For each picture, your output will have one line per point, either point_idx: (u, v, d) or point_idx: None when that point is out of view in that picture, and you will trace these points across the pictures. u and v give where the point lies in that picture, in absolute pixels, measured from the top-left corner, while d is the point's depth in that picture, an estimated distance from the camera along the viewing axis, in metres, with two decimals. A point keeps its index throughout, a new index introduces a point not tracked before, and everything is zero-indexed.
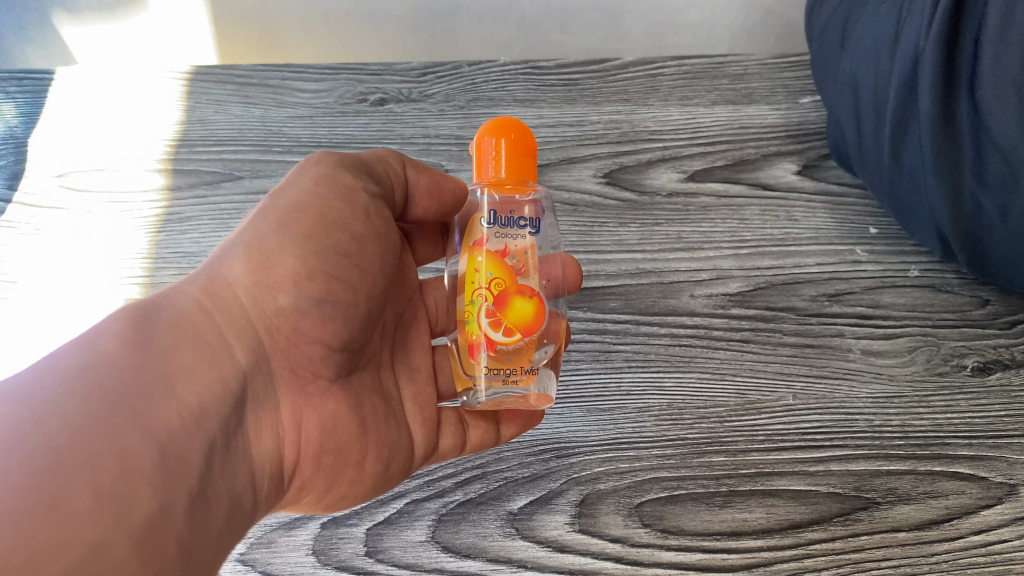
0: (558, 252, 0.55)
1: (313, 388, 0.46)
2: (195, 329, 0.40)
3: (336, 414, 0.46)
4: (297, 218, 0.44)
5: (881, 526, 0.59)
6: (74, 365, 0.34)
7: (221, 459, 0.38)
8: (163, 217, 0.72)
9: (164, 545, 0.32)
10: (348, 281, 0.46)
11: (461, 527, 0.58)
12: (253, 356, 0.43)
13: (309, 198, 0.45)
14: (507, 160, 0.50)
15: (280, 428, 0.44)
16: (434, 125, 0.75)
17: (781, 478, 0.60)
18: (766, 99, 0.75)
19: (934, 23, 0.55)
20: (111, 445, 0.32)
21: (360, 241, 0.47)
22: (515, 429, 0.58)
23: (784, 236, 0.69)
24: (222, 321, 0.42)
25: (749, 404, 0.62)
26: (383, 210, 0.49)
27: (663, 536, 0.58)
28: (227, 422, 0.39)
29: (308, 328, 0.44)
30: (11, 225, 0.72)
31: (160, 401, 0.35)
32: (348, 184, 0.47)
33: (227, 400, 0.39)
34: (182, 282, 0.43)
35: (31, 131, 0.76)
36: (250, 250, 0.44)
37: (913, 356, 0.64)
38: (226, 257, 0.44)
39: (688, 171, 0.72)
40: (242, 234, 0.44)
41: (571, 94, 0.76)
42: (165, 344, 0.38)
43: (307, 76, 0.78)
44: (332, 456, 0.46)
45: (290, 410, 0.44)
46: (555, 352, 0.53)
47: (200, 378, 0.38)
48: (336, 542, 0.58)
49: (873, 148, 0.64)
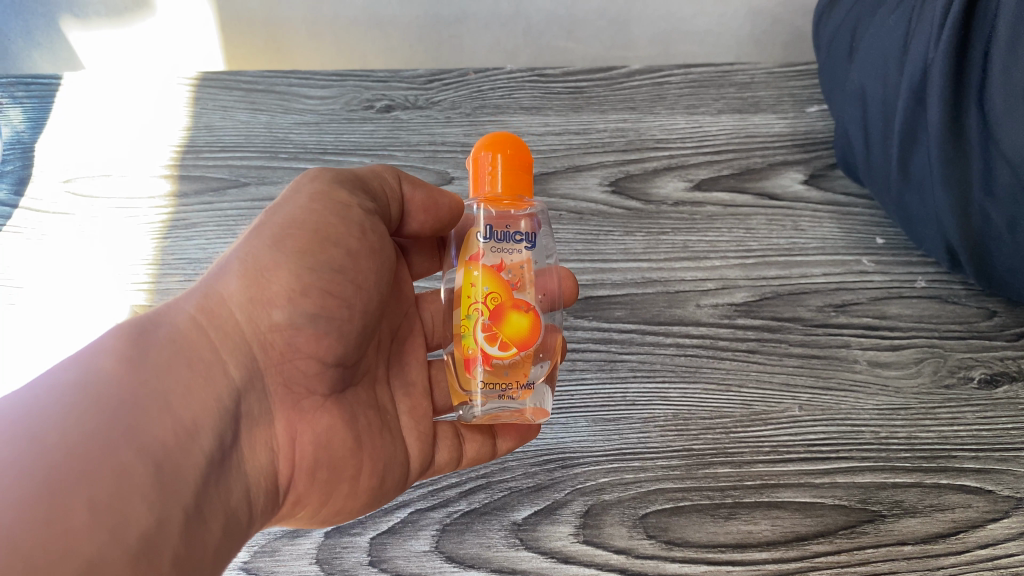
0: (554, 264, 0.56)
1: (308, 402, 0.46)
2: (189, 345, 0.40)
3: (331, 428, 0.46)
4: (292, 233, 0.44)
5: (887, 539, 0.58)
6: (68, 382, 0.34)
7: (215, 476, 0.38)
8: (169, 223, 0.72)
9: (158, 564, 0.32)
10: (343, 296, 0.45)
11: (465, 538, 0.58)
12: (248, 371, 0.42)
13: (305, 213, 0.45)
14: (503, 176, 0.50)
15: (274, 443, 0.44)
16: (441, 132, 0.76)
17: (786, 489, 0.60)
18: (773, 108, 0.75)
19: (942, 36, 0.56)
20: (105, 463, 0.32)
21: (356, 256, 0.46)
22: (512, 442, 0.57)
23: (790, 246, 0.69)
24: (217, 337, 0.41)
25: (755, 415, 0.62)
26: (378, 225, 0.49)
27: (668, 547, 0.58)
28: (222, 438, 0.39)
29: (303, 343, 0.44)
30: (18, 231, 0.73)
31: (154, 419, 0.35)
32: (343, 199, 0.47)
33: (222, 416, 0.39)
34: (177, 298, 0.43)
35: (38, 136, 0.76)
36: (245, 266, 0.43)
37: (920, 368, 0.64)
38: (221, 273, 0.44)
39: (695, 180, 0.72)
40: (237, 250, 0.44)
41: (578, 102, 0.76)
42: (160, 361, 0.38)
43: (314, 82, 0.78)
44: (328, 471, 0.46)
45: (285, 425, 0.44)
46: (552, 364, 0.53)
47: (195, 394, 0.38)
48: (339, 551, 0.58)
49: (881, 159, 0.63)
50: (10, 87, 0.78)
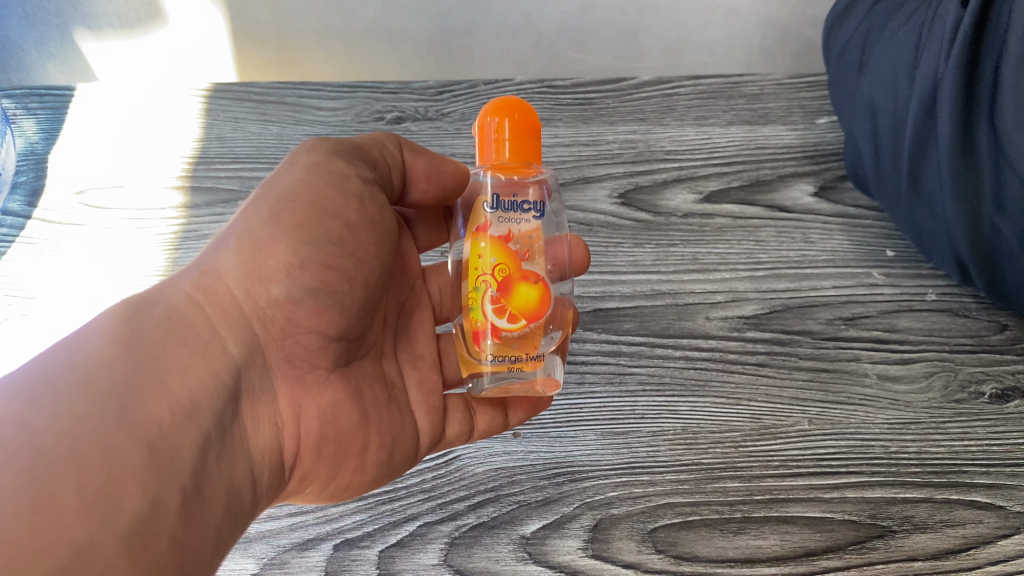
0: (563, 232, 0.55)
1: (311, 377, 0.46)
2: (186, 322, 0.40)
3: (336, 402, 0.46)
4: (289, 207, 0.45)
5: (897, 555, 0.58)
6: (62, 365, 0.34)
7: (215, 453, 0.38)
8: (181, 234, 0.73)
9: (156, 543, 0.32)
10: (343, 270, 0.46)
11: (474, 551, 0.58)
12: (248, 347, 0.43)
13: (303, 186, 0.46)
14: (510, 141, 0.49)
15: (279, 419, 0.44)
16: (451, 143, 0.76)
17: (795, 505, 0.59)
18: (783, 120, 0.75)
19: (953, 50, 0.56)
20: (99, 443, 0.32)
21: (355, 229, 0.47)
22: (524, 413, 0.58)
23: (800, 258, 0.69)
24: (216, 313, 0.42)
25: (765, 429, 0.62)
26: (377, 196, 0.49)
27: (676, 562, 0.58)
28: (222, 414, 0.39)
29: (303, 317, 0.44)
30: (31, 241, 0.73)
31: (151, 397, 0.35)
32: (340, 170, 0.47)
33: (221, 393, 0.39)
34: (177, 276, 0.43)
35: (51, 148, 0.77)
36: (242, 241, 0.44)
37: (931, 382, 0.64)
38: (219, 250, 0.44)
39: (704, 192, 0.72)
40: (234, 226, 0.44)
41: (587, 114, 0.76)
42: (156, 339, 0.38)
43: (325, 94, 0.78)
44: (334, 446, 0.46)
45: (289, 400, 0.45)
46: (563, 336, 0.53)
47: (192, 372, 0.38)
48: (349, 564, 0.57)
49: (891, 172, 0.63)
50: (26, 98, 0.79)
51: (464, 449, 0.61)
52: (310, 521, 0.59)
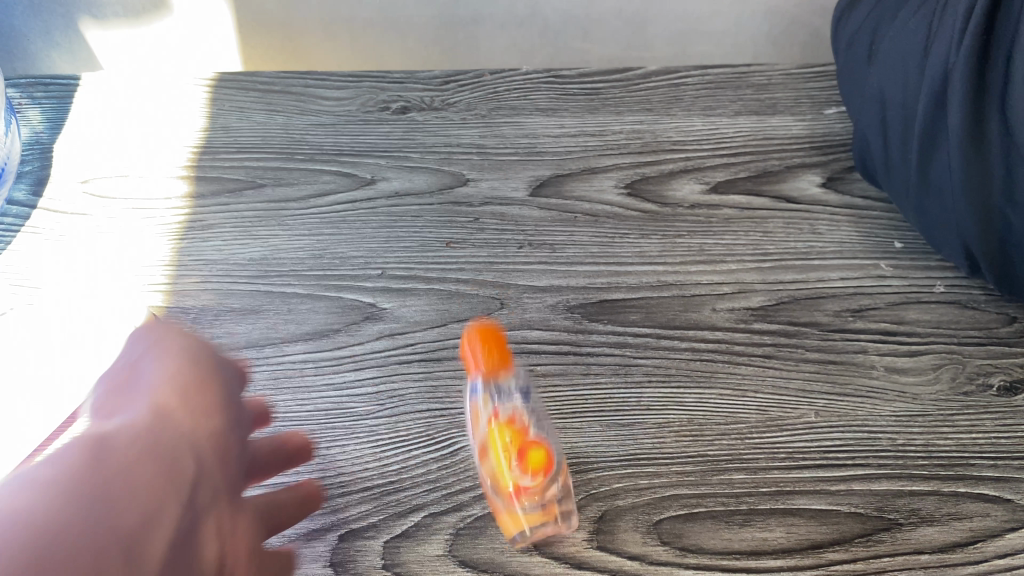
0: None
1: (241, 518, 0.47)
2: (148, 448, 0.40)
3: (249, 532, 0.47)
4: (177, 388, 0.45)
5: (904, 548, 0.55)
6: (42, 479, 0.34)
7: (185, 529, 0.39)
8: (186, 224, 0.71)
9: None
10: (212, 417, 0.46)
11: (479, 542, 0.56)
12: (196, 459, 0.43)
13: (175, 373, 0.46)
14: None
15: (235, 542, 0.45)
16: (457, 134, 0.77)
17: (802, 497, 0.57)
18: (790, 110, 0.78)
19: (965, 41, 0.55)
20: (84, 546, 0.33)
21: (208, 387, 0.48)
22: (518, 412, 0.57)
23: (806, 249, 0.70)
24: (164, 435, 0.42)
25: (771, 421, 0.61)
26: (208, 346, 0.50)
27: (682, 554, 0.55)
28: (186, 501, 0.40)
29: (201, 425, 0.45)
30: (36, 231, 0.71)
31: (124, 507, 0.36)
32: (186, 352, 0.48)
33: (181, 495, 0.40)
34: (109, 412, 0.43)
35: (58, 138, 0.77)
36: (169, 382, 0.45)
37: (938, 374, 0.63)
38: (145, 389, 0.44)
39: (711, 182, 0.74)
40: (148, 377, 0.45)
41: (594, 103, 0.79)
42: (123, 463, 0.38)
43: (330, 84, 0.80)
44: (262, 564, 0.47)
45: (234, 523, 0.45)
46: None
47: (150, 476, 0.39)
48: (354, 554, 0.55)
49: (900, 163, 0.63)
50: (30, 88, 0.80)
51: (469, 439, 0.60)
52: (316, 511, 0.57)
